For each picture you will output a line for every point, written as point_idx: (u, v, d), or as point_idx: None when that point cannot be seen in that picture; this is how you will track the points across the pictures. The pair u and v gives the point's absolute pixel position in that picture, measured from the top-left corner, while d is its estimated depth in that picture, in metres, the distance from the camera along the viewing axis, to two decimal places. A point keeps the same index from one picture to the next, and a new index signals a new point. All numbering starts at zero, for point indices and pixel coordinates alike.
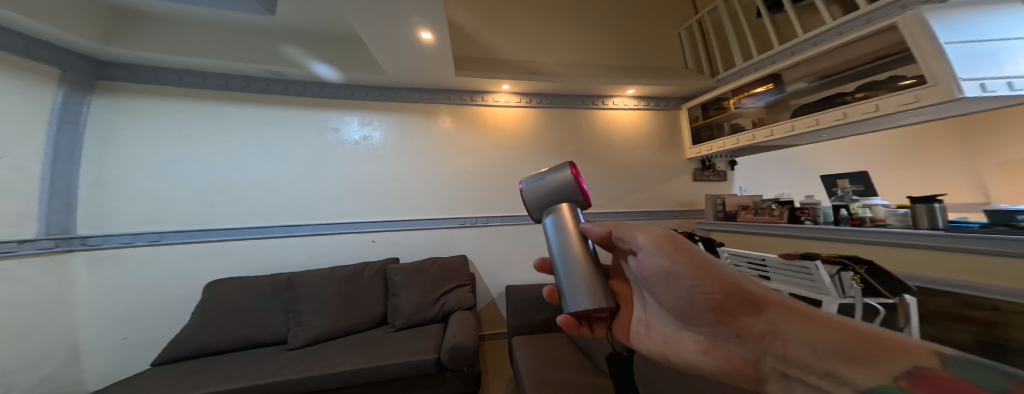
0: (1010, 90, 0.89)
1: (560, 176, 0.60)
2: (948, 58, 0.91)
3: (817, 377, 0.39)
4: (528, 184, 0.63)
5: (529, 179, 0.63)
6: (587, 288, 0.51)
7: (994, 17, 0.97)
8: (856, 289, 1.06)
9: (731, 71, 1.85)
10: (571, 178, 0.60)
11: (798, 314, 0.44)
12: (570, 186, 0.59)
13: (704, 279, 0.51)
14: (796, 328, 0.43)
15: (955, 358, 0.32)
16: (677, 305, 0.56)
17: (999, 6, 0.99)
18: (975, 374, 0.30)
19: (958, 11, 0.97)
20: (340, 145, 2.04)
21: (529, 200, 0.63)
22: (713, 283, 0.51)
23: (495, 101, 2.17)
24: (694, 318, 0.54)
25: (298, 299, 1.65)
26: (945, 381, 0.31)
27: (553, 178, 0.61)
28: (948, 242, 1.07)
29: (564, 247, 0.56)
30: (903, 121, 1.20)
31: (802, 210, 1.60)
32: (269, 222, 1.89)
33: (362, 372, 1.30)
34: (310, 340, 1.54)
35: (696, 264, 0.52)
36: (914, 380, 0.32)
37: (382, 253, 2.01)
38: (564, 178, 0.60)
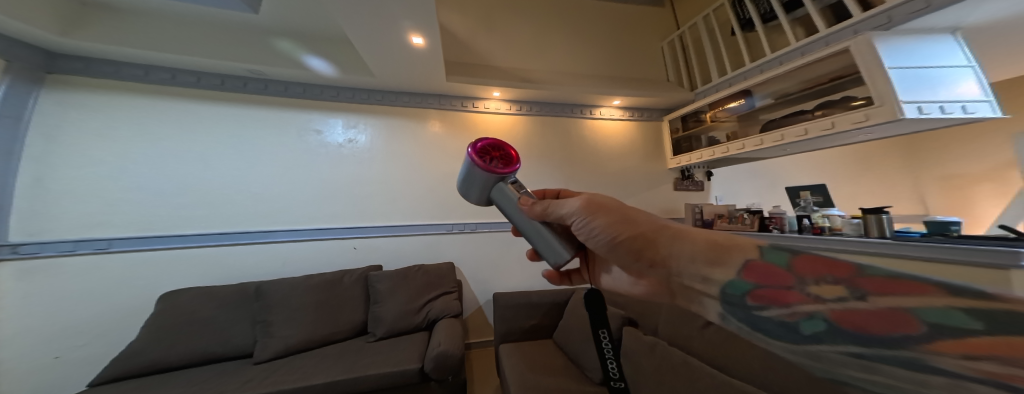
0: (943, 113, 1.00)
1: (476, 176, 0.70)
2: (892, 81, 1.02)
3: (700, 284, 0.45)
4: (463, 191, 0.75)
5: (461, 187, 0.75)
6: (555, 251, 0.64)
7: (930, 45, 1.09)
8: None
9: (708, 85, 1.96)
10: (475, 166, 0.69)
11: (679, 235, 0.54)
12: (480, 176, 0.69)
13: (616, 227, 0.61)
14: (679, 248, 0.52)
15: (765, 243, 0.38)
16: (609, 257, 0.66)
17: (935, 36, 1.11)
18: (775, 256, 0.37)
19: (899, 39, 1.09)
20: (322, 148, 1.97)
21: (473, 199, 0.75)
22: (623, 231, 0.61)
23: (486, 107, 2.19)
24: (624, 263, 0.64)
25: (270, 308, 1.55)
26: (765, 271, 0.37)
27: (474, 179, 0.71)
28: (897, 248, 1.18)
29: (521, 227, 0.67)
30: (855, 138, 1.33)
31: (771, 219, 1.76)
32: (243, 227, 1.79)
33: (339, 384, 1.25)
34: (280, 353, 1.46)
35: (609, 217, 0.62)
36: (745, 271, 0.39)
37: (365, 260, 1.95)
38: (474, 171, 0.69)
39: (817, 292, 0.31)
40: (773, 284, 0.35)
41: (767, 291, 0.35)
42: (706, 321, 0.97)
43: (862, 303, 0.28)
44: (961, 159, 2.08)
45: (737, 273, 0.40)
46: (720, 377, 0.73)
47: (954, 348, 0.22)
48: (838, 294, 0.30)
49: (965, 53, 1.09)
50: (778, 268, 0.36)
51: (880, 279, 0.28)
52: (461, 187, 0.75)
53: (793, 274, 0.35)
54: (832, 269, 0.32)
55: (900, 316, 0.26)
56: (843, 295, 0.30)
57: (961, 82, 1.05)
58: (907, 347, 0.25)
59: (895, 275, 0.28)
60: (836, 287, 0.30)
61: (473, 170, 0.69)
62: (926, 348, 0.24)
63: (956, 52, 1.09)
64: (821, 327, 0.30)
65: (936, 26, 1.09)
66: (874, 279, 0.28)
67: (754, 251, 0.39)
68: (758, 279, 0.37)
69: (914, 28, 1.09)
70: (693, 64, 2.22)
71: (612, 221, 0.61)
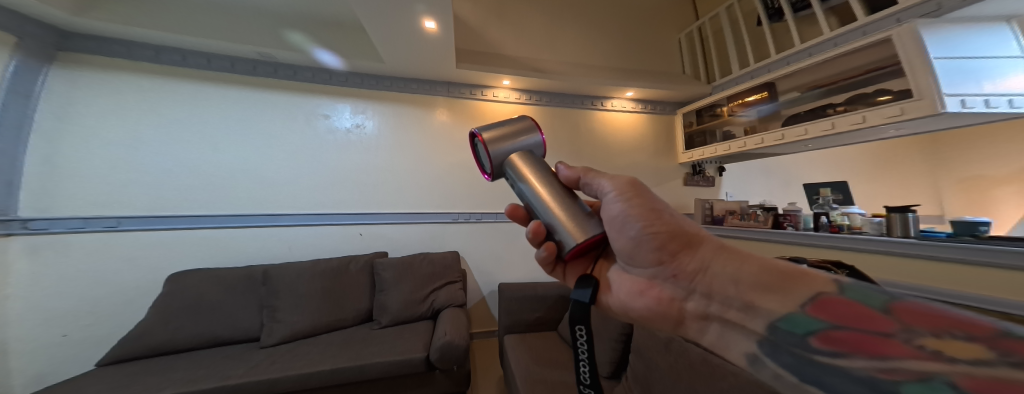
0: (987, 107, 0.95)
1: (513, 142, 0.65)
2: (935, 73, 0.96)
3: (737, 311, 0.43)
4: (482, 131, 0.64)
5: (484, 128, 0.64)
6: (570, 227, 0.52)
7: (984, 35, 1.02)
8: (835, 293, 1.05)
9: (727, 78, 1.87)
10: (530, 125, 0.68)
11: (731, 254, 0.48)
12: (526, 134, 0.67)
13: (654, 222, 0.53)
14: (723, 264, 0.47)
15: (847, 283, 0.37)
16: (631, 251, 0.55)
17: (990, 25, 1.03)
18: (863, 295, 0.35)
19: (955, 26, 1.01)
20: (329, 134, 1.95)
21: (489, 145, 0.63)
22: (664, 224, 0.54)
23: (494, 96, 2.13)
24: (651, 261, 0.54)
25: (278, 293, 1.55)
26: (843, 305, 0.35)
27: (506, 142, 0.64)
28: (917, 249, 1.16)
29: (533, 195, 0.57)
30: (882, 134, 1.28)
31: (786, 216, 1.70)
32: (247, 211, 1.78)
33: (345, 371, 1.25)
34: (285, 339, 1.45)
35: (647, 205, 0.55)
36: (815, 305, 0.36)
37: (371, 247, 1.95)
38: (524, 125, 0.68)
39: (938, 347, 0.28)
40: (856, 322, 0.33)
41: (845, 333, 0.33)
42: None
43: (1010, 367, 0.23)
44: (979, 163, 2.02)
45: (804, 306, 0.37)
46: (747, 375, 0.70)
47: None
48: (977, 352, 0.26)
49: (1019, 44, 1.02)
50: (871, 311, 0.33)
51: None
52: (482, 126, 0.65)
53: (896, 322, 0.32)
54: (964, 326, 0.28)
55: None
56: (984, 356, 0.25)
57: (1011, 74, 0.99)
58: None
59: None
60: (975, 346, 0.26)
61: (521, 128, 0.67)
62: None
63: (1010, 42, 1.02)
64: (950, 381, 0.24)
65: (990, 15, 1.01)
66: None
67: (828, 286, 0.38)
68: (838, 317, 0.34)
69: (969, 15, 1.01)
70: (711, 56, 2.12)
71: (652, 212, 0.54)
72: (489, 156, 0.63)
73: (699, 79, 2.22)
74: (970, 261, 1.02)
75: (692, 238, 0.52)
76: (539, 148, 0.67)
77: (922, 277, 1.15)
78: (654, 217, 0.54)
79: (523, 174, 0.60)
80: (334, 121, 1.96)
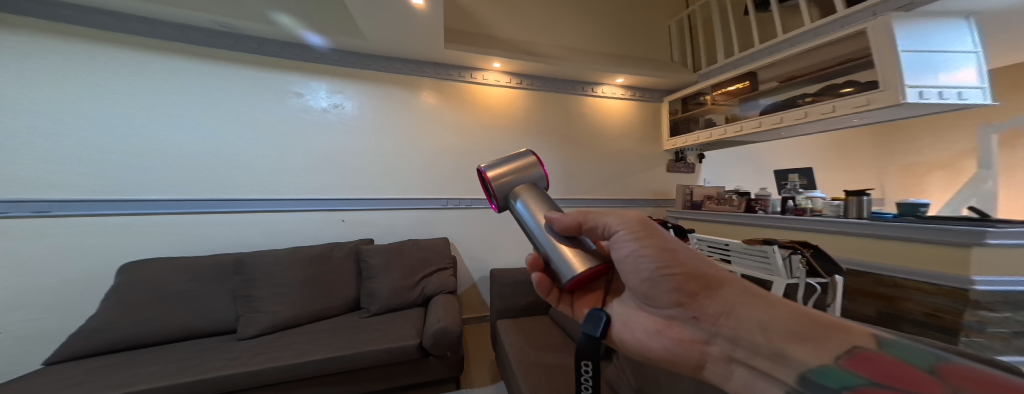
0: (940, 98, 1.05)
1: (518, 175, 0.63)
2: (902, 66, 1.05)
3: (764, 358, 0.42)
4: (489, 167, 0.61)
5: (491, 163, 0.62)
6: (572, 260, 0.48)
7: (947, 29, 1.10)
8: (802, 271, 1.32)
9: (712, 66, 1.92)
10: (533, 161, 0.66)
11: (754, 299, 0.47)
12: (531, 168, 0.64)
13: (670, 263, 0.52)
14: (747, 309, 0.46)
15: (887, 349, 0.36)
16: (648, 291, 0.54)
17: (954, 19, 1.11)
18: (908, 357, 0.34)
19: (920, 21, 1.10)
20: (304, 113, 1.79)
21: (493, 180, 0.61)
22: (681, 265, 0.52)
23: (485, 79, 2.04)
24: (668, 301, 0.52)
25: (254, 283, 1.44)
26: (885, 363, 0.34)
27: (511, 176, 0.62)
28: (876, 229, 1.29)
29: (534, 230, 0.54)
30: (848, 124, 1.39)
31: (758, 201, 1.81)
32: (216, 195, 1.63)
33: (337, 360, 1.20)
34: (266, 330, 1.36)
35: (661, 245, 0.53)
36: (852, 359, 0.36)
37: (354, 233, 1.87)
38: (527, 161, 0.66)
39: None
40: (898, 381, 0.32)
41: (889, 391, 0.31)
42: None
43: None
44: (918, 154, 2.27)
45: (835, 358, 0.36)
46: None
47: None
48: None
49: (976, 37, 1.11)
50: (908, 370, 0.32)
51: None
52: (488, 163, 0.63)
53: (933, 378, 0.30)
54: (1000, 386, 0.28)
55: None
56: None
57: (967, 66, 1.08)
58: None
59: None
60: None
61: (527, 162, 0.65)
62: None
63: (969, 36, 1.11)
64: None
65: (954, 9, 1.09)
66: None
67: (866, 342, 0.38)
68: (872, 372, 0.33)
69: (936, 10, 1.09)
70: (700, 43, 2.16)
71: (668, 253, 0.53)
72: (494, 190, 0.61)
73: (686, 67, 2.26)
74: (926, 241, 1.15)
75: (711, 281, 0.51)
76: (545, 183, 0.65)
77: (890, 257, 1.27)
78: (669, 259, 0.52)
79: (525, 207, 0.57)
80: (309, 101, 1.81)
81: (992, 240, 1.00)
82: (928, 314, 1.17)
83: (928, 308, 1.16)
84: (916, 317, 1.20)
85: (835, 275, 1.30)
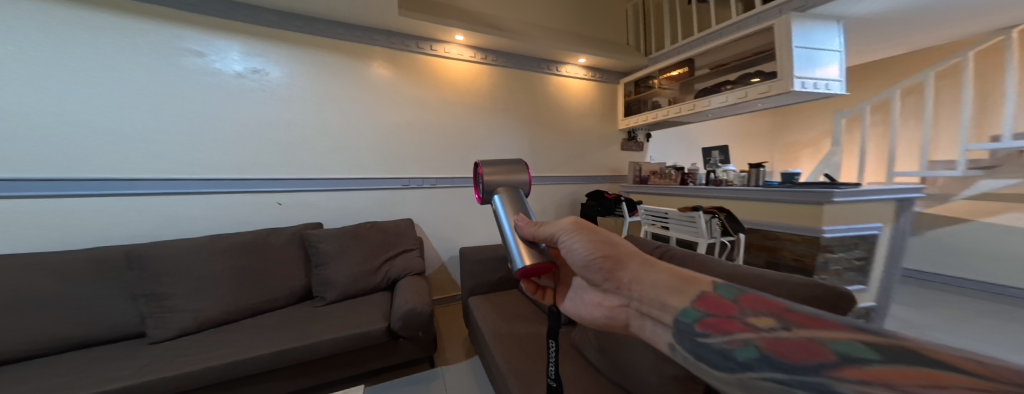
0: (813, 88, 1.39)
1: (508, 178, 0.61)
2: (794, 60, 1.34)
3: (657, 312, 0.41)
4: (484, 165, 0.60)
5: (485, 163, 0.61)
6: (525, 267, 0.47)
7: (827, 31, 1.41)
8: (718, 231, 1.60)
9: (661, 51, 2.16)
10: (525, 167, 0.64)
11: (651, 265, 0.45)
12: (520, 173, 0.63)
13: (590, 242, 0.50)
14: (644, 277, 0.44)
15: (719, 281, 0.39)
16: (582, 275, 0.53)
17: (833, 23, 1.42)
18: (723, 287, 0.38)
19: (810, 22, 1.39)
20: (207, 77, 1.42)
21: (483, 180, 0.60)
22: (598, 249, 0.50)
23: (447, 52, 1.92)
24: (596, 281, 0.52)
25: (161, 279, 1.15)
26: (722, 301, 0.35)
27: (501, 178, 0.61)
28: (770, 195, 1.58)
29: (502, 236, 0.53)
30: (754, 108, 1.73)
31: (689, 175, 2.17)
32: (113, 173, 1.29)
33: (289, 352, 1.06)
34: (185, 331, 1.13)
35: (585, 236, 0.51)
36: (701, 303, 0.37)
37: (292, 218, 1.61)
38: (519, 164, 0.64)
39: (755, 321, 0.32)
40: (716, 307, 0.35)
41: (714, 320, 0.33)
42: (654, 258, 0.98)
43: (790, 335, 0.28)
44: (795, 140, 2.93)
45: (691, 303, 0.37)
46: None
47: (858, 375, 0.21)
48: (771, 324, 0.30)
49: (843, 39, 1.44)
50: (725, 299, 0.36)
51: (805, 317, 0.30)
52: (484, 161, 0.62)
53: (737, 305, 0.35)
54: (767, 304, 0.34)
55: (814, 345, 0.26)
56: (775, 326, 0.30)
57: (833, 63, 1.42)
58: (823, 374, 0.22)
59: (816, 314, 0.30)
60: (769, 320, 0.31)
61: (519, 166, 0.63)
62: (839, 374, 0.21)
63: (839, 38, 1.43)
64: (875, 357, 0.22)
65: (833, 14, 1.40)
66: (801, 315, 0.30)
67: (708, 285, 0.38)
68: (708, 307, 0.36)
69: (822, 14, 1.39)
70: (650, 29, 2.36)
71: (589, 242, 0.51)
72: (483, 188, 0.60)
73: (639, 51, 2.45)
74: (801, 202, 1.44)
75: (619, 257, 0.49)
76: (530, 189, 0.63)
77: (778, 217, 1.56)
78: (590, 246, 0.51)
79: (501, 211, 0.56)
80: (213, 63, 1.43)
81: (838, 198, 1.34)
82: (796, 259, 1.54)
83: (796, 254, 1.55)
84: (789, 262, 1.57)
85: (738, 233, 1.59)
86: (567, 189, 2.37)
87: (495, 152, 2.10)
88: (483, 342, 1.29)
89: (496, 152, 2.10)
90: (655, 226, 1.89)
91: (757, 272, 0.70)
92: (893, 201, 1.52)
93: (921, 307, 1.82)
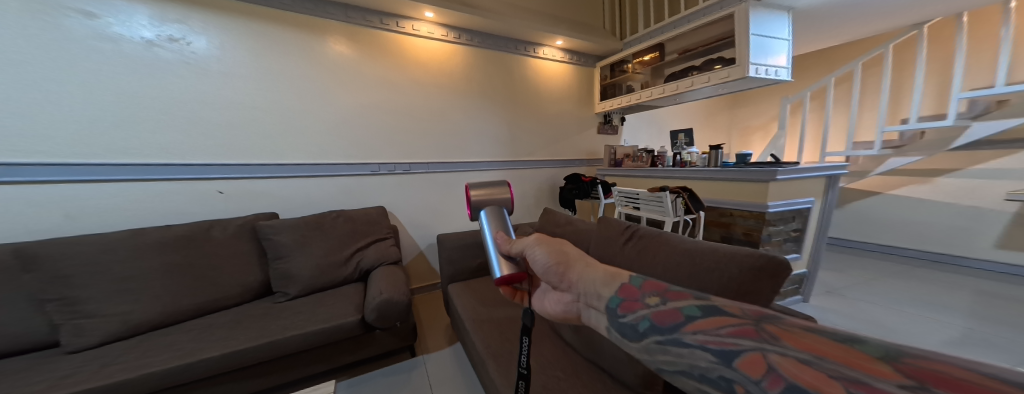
0: (766, 74, 1.52)
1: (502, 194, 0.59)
2: (749, 47, 1.46)
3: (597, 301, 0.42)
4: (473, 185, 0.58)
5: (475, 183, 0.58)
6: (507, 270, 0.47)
7: (779, 21, 1.54)
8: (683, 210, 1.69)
9: (635, 35, 2.20)
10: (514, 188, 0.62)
11: (595, 265, 0.47)
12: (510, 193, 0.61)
13: (548, 250, 0.51)
14: (589, 275, 0.46)
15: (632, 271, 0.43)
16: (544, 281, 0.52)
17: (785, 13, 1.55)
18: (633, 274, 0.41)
19: (765, 11, 1.50)
20: (103, 44, 1.16)
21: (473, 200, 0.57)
22: (558, 254, 0.51)
23: (415, 30, 1.78)
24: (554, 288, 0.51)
25: (68, 281, 0.97)
26: (639, 288, 0.39)
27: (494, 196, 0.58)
28: (727, 174, 1.69)
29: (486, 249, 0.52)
30: (718, 92, 1.85)
31: (658, 157, 2.26)
32: (8, 157, 1.07)
33: (246, 352, 0.96)
34: (108, 338, 0.97)
35: (550, 247, 0.51)
36: (624, 289, 0.40)
37: (234, 208, 1.43)
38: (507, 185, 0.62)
39: (649, 298, 0.36)
40: (629, 291, 0.39)
41: (628, 302, 0.37)
42: (627, 237, 0.99)
43: (666, 304, 0.34)
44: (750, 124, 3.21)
45: (614, 291, 0.40)
46: None
47: (715, 341, 0.27)
48: (656, 299, 0.36)
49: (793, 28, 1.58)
50: (633, 285, 0.40)
51: (675, 289, 0.37)
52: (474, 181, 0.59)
53: (640, 288, 0.39)
54: (654, 282, 0.39)
55: (675, 311, 0.33)
56: (658, 300, 0.35)
57: (784, 51, 1.55)
58: (695, 339, 0.28)
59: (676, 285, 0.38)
60: (656, 297, 0.36)
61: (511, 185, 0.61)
62: (705, 342, 0.27)
63: (789, 27, 1.56)
64: (701, 312, 0.31)
65: (784, 5, 1.52)
66: (673, 289, 0.37)
67: (627, 275, 0.42)
68: (627, 294, 0.39)
69: (775, 4, 1.50)
70: (626, 13, 2.37)
71: (549, 252, 0.51)
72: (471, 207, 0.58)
73: (614, 35, 2.47)
74: (755, 180, 1.56)
75: (570, 258, 0.50)
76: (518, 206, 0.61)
77: (735, 194, 1.68)
78: (548, 254, 0.51)
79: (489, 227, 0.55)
80: (111, 27, 1.17)
81: (779, 176, 1.48)
82: (745, 233, 1.70)
83: (745, 229, 1.70)
84: (739, 236, 1.73)
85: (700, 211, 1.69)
86: (545, 173, 2.40)
87: (471, 135, 2.03)
88: (463, 328, 1.25)
89: (472, 136, 2.03)
90: (628, 207, 1.98)
91: (719, 248, 0.74)
92: (824, 177, 1.69)
93: (843, 270, 2.13)
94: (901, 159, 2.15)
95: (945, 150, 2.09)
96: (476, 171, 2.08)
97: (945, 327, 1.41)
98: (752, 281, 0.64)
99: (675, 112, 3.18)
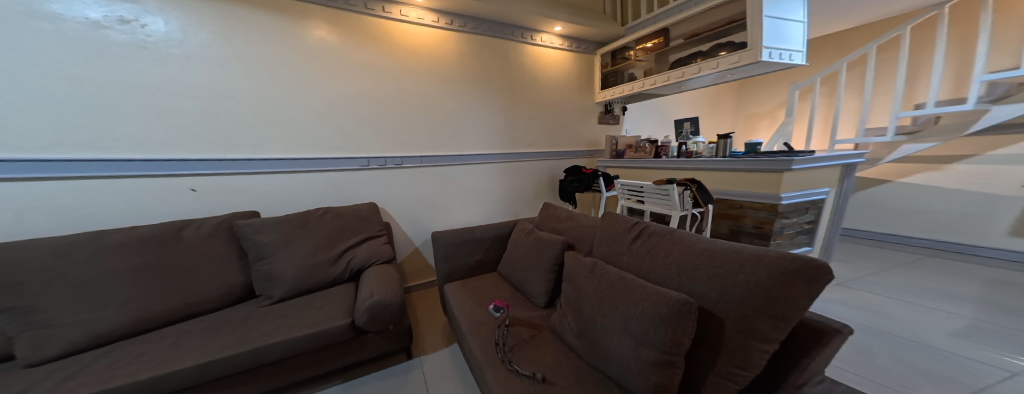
0: (779, 59, 1.44)
1: None
2: (763, 30, 1.37)
3: None
4: None
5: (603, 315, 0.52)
6: None
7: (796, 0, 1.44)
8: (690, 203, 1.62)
9: (638, 19, 2.08)
10: None
11: None
12: None
13: None
14: None
15: None
16: None
17: None
18: None
19: None
20: (43, 23, 1.04)
21: None
22: None
23: (404, 14, 1.67)
24: None
25: (20, 288, 0.89)
26: None
27: None
28: (735, 164, 1.62)
29: None
30: (726, 78, 1.77)
31: (661, 147, 2.16)
32: None
33: (223, 362, 0.88)
34: (69, 348, 0.89)
35: None
36: None
37: (214, 203, 1.35)
38: None
39: None
40: None
41: None
42: (636, 235, 0.92)
43: None
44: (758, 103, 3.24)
45: None
46: (653, 288, 0.69)
47: None
48: None
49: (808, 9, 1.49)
50: None
51: None
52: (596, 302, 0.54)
53: None
54: None
55: None
56: None
57: (800, 33, 1.46)
58: None
59: None
60: None
61: None
62: None
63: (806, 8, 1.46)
64: None
65: None
66: None
67: None
68: None
69: None
70: None
71: None
72: None
73: (616, 20, 2.36)
74: (766, 170, 1.49)
75: None
76: None
77: (744, 184, 1.62)
78: None
79: None
80: (49, 4, 1.05)
81: (795, 165, 1.40)
82: (756, 226, 1.65)
83: (756, 221, 1.65)
84: (749, 229, 1.68)
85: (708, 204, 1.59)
86: (544, 165, 2.32)
87: (468, 126, 1.95)
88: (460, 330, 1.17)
89: (469, 126, 1.95)
90: (631, 199, 1.90)
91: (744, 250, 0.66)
92: (840, 165, 1.63)
93: (852, 260, 2.08)
94: (915, 146, 2.11)
95: (961, 136, 2.04)
96: (473, 162, 2.00)
97: (953, 316, 1.37)
98: (781, 285, 0.54)
99: (678, 100, 3.10)
